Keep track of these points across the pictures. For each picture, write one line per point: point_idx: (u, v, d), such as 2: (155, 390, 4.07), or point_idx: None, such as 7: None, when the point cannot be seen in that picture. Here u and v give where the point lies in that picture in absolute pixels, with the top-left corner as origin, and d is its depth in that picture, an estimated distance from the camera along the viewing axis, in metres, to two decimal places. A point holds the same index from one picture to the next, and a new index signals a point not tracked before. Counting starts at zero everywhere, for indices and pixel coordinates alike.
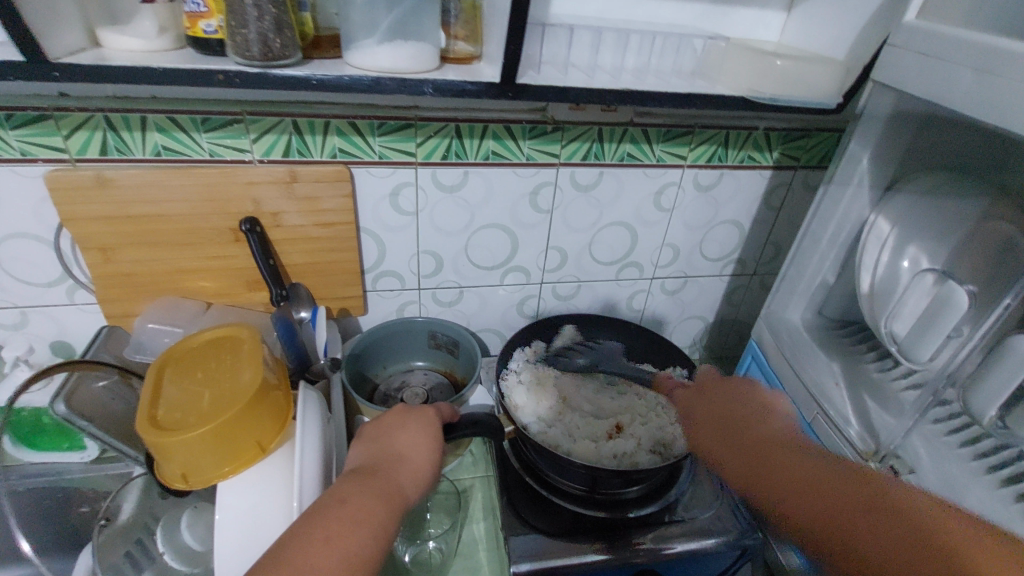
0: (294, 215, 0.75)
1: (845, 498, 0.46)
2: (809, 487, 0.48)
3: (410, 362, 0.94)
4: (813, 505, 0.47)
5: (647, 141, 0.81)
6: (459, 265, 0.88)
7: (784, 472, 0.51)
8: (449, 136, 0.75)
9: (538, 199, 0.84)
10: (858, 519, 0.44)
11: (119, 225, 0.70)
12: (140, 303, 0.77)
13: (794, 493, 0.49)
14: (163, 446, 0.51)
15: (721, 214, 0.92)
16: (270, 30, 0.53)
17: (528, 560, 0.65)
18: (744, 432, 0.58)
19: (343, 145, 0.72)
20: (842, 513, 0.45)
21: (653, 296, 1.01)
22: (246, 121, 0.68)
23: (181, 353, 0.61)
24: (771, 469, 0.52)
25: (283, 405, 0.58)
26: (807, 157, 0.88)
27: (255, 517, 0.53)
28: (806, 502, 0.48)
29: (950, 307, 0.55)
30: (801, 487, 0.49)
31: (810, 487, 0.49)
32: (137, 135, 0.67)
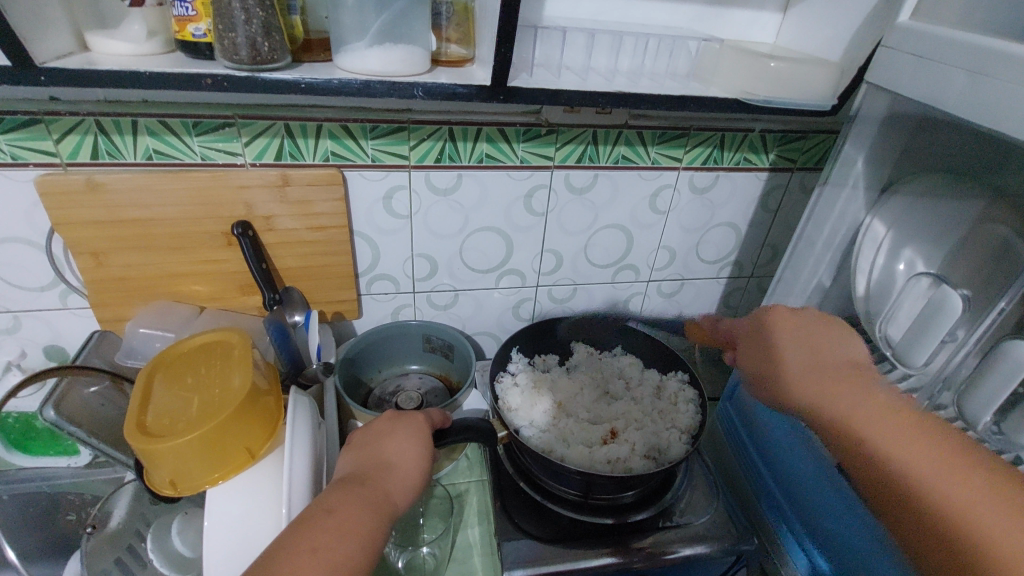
0: (287, 219, 0.75)
1: (927, 439, 0.48)
2: (895, 423, 0.50)
3: (404, 366, 0.93)
4: (884, 444, 0.50)
5: (641, 144, 0.81)
6: (455, 269, 0.88)
7: (859, 409, 0.52)
8: (442, 139, 0.74)
9: (532, 202, 0.83)
10: (939, 462, 0.46)
11: (111, 229, 0.70)
12: (133, 308, 0.77)
13: (873, 428, 0.51)
14: (151, 453, 0.51)
15: (717, 216, 0.91)
16: (259, 34, 0.52)
17: (522, 566, 0.64)
18: (795, 371, 0.59)
19: (335, 148, 0.72)
20: (917, 454, 0.48)
21: (650, 299, 1.00)
22: (237, 124, 0.68)
23: (173, 359, 0.61)
24: (845, 402, 0.54)
25: (274, 411, 0.58)
26: (803, 159, 0.87)
27: (243, 525, 0.52)
28: (890, 439, 0.49)
29: (945, 311, 0.55)
30: (884, 425, 0.50)
31: (891, 425, 0.50)
32: (129, 139, 0.66)
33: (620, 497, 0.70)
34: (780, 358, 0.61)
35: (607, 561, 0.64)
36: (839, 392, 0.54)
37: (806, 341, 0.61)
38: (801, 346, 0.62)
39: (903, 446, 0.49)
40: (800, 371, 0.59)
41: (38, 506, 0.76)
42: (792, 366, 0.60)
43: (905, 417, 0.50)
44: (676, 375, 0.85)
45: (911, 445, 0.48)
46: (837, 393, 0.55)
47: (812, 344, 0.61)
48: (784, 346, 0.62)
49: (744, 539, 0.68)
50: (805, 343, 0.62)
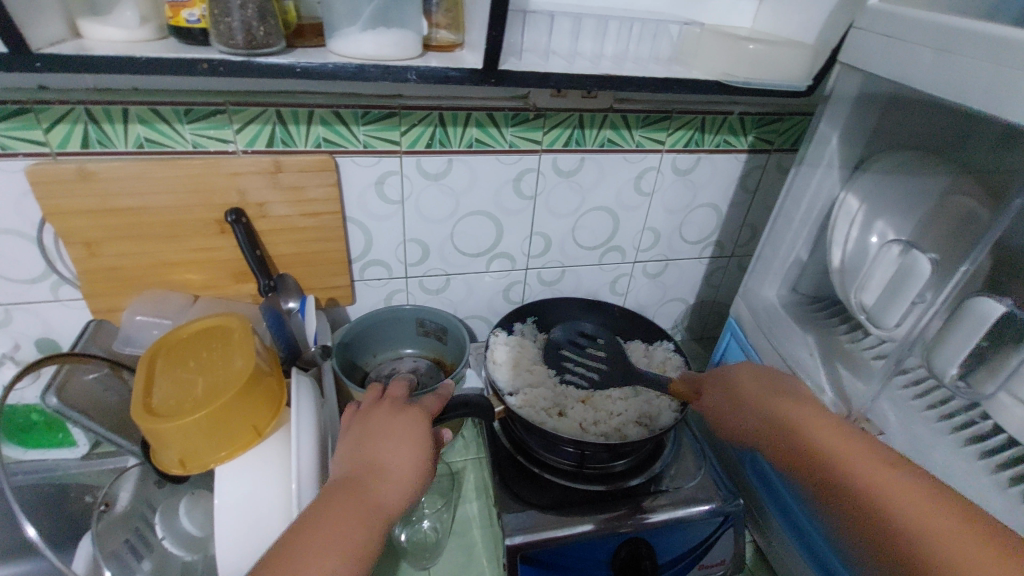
0: (279, 205, 0.75)
1: (953, 519, 0.47)
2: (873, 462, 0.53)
3: (399, 349, 0.94)
4: (914, 517, 0.48)
5: (626, 127, 0.83)
6: (446, 253, 0.89)
7: (804, 416, 0.59)
8: (433, 124, 0.76)
9: (521, 185, 0.85)
10: (974, 554, 0.44)
11: (104, 219, 0.70)
12: (126, 297, 0.77)
13: (903, 501, 0.49)
14: (160, 433, 0.51)
15: (700, 198, 0.94)
16: (254, 18, 0.54)
17: (522, 532, 0.65)
18: (728, 395, 0.68)
19: (327, 134, 0.73)
20: (950, 535, 0.46)
21: (636, 280, 1.03)
22: (229, 111, 0.68)
23: (172, 344, 0.61)
24: (812, 420, 0.59)
25: (278, 391, 0.59)
26: (780, 141, 0.91)
27: (253, 500, 0.53)
28: (921, 516, 0.48)
29: (914, 276, 0.57)
30: (932, 511, 0.48)
31: (912, 493, 0.49)
32: (119, 128, 0.66)
33: (609, 464, 0.74)
34: (733, 385, 0.68)
35: (601, 525, 0.67)
36: (852, 452, 0.54)
37: (756, 380, 0.66)
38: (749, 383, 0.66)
39: (926, 525, 0.47)
40: (729, 399, 0.67)
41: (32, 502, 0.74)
42: (775, 412, 0.61)
43: (933, 492, 0.49)
44: (662, 343, 0.87)
45: (872, 464, 0.53)
46: (782, 407, 0.61)
47: (759, 383, 0.66)
48: (751, 391, 0.65)
49: (727, 500, 0.71)
50: (821, 412, 0.59)
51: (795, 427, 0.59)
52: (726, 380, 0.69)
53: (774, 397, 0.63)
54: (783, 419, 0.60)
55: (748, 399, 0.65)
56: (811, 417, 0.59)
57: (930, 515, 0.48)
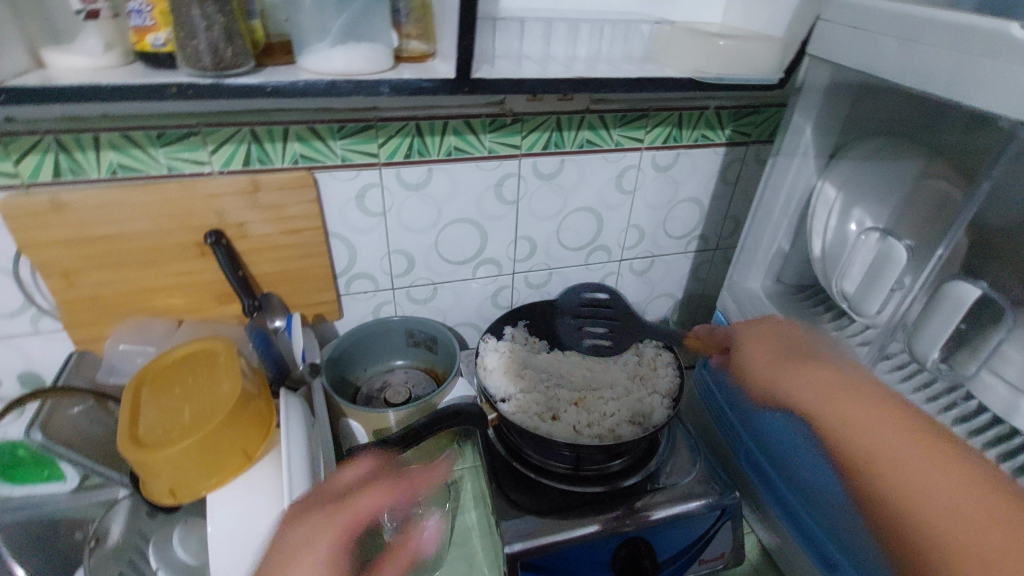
0: (260, 224, 0.75)
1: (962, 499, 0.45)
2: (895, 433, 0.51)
3: (389, 362, 0.92)
4: (926, 497, 0.46)
5: (604, 127, 0.83)
6: (432, 262, 0.89)
7: (820, 383, 0.58)
8: (410, 134, 0.76)
9: (503, 190, 0.85)
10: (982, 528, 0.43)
11: (80, 248, 0.69)
12: (108, 326, 0.75)
13: (917, 480, 0.47)
14: (149, 463, 0.51)
15: (681, 193, 0.95)
16: (221, 40, 0.54)
17: (521, 539, 0.65)
18: (749, 362, 0.66)
19: (303, 151, 0.73)
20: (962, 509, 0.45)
21: (623, 278, 1.04)
22: (202, 133, 0.68)
23: (157, 371, 0.60)
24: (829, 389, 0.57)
25: (267, 413, 0.58)
26: (756, 133, 0.92)
27: (247, 527, 0.52)
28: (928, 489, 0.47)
29: (892, 263, 0.59)
30: (950, 492, 0.46)
31: (934, 471, 0.47)
32: (91, 155, 0.66)
33: (603, 465, 0.73)
34: (752, 353, 0.66)
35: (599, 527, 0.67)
36: (874, 418, 0.52)
37: (777, 347, 0.65)
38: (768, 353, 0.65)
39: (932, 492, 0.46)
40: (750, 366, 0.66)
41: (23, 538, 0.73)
42: (791, 379, 0.60)
43: (959, 472, 0.47)
44: (650, 340, 0.86)
45: (892, 437, 0.50)
46: (798, 374, 0.60)
47: (777, 352, 0.65)
48: (769, 359, 0.64)
49: (725, 495, 0.71)
50: (842, 377, 0.57)
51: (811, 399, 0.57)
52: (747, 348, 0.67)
53: (795, 365, 0.61)
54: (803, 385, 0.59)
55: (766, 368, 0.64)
56: (832, 382, 0.57)
57: (946, 496, 0.46)
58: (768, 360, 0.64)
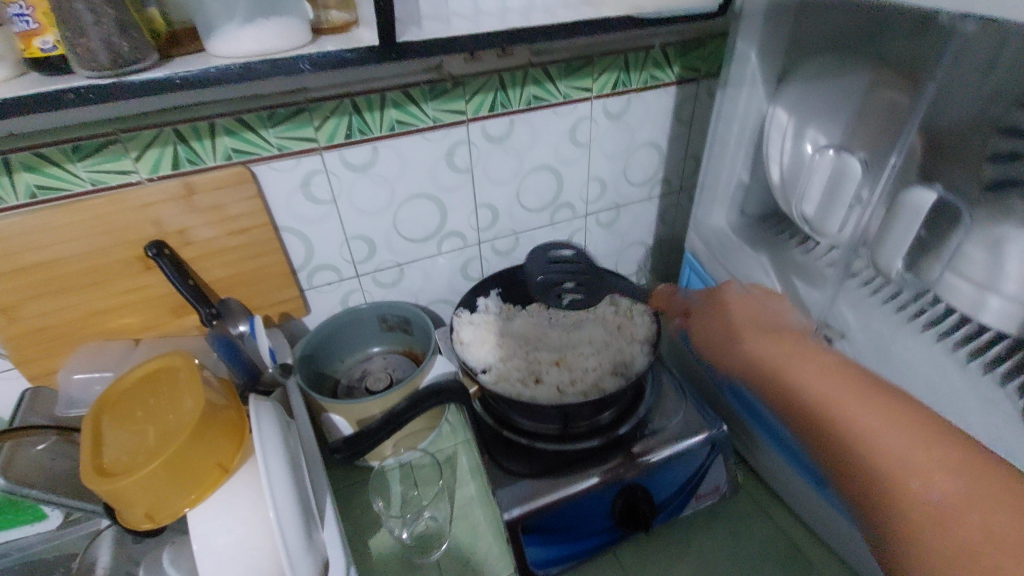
0: (203, 228, 0.71)
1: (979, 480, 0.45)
2: (873, 408, 0.52)
3: (366, 350, 0.90)
4: (910, 469, 0.47)
5: (549, 80, 0.80)
6: (393, 243, 0.86)
7: (803, 365, 0.58)
8: (347, 113, 0.72)
9: (455, 159, 0.82)
10: (1004, 507, 0.43)
11: (12, 281, 0.65)
12: (60, 357, 0.72)
13: (904, 455, 0.48)
14: (118, 492, 0.49)
15: (638, 138, 0.93)
16: (115, 34, 0.50)
17: (518, 505, 0.65)
18: (726, 325, 0.70)
19: (235, 145, 0.68)
20: (985, 495, 0.44)
21: (591, 232, 1.02)
22: (121, 140, 0.63)
23: (115, 397, 0.57)
24: (811, 367, 0.58)
25: (237, 421, 0.56)
26: (706, 67, 0.89)
27: (235, 539, 0.51)
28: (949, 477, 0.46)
29: (847, 177, 0.61)
30: (938, 463, 0.46)
31: (918, 444, 0.48)
32: (4, 179, 0.61)
33: (596, 419, 0.71)
34: (729, 317, 0.70)
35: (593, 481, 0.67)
36: (854, 398, 0.53)
37: (753, 316, 0.68)
38: (746, 320, 0.68)
39: (941, 480, 0.46)
40: (722, 330, 0.70)
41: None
42: (766, 349, 0.63)
43: (945, 445, 0.48)
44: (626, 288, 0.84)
45: (874, 415, 0.51)
46: (770, 346, 0.63)
47: (756, 320, 0.67)
48: (744, 323, 0.68)
49: (715, 427, 0.72)
50: (819, 354, 0.59)
51: (794, 376, 0.58)
52: (719, 315, 0.72)
53: (771, 338, 0.64)
54: (784, 360, 0.60)
55: (740, 332, 0.67)
56: (805, 359, 0.59)
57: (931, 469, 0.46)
58: (742, 325, 0.68)
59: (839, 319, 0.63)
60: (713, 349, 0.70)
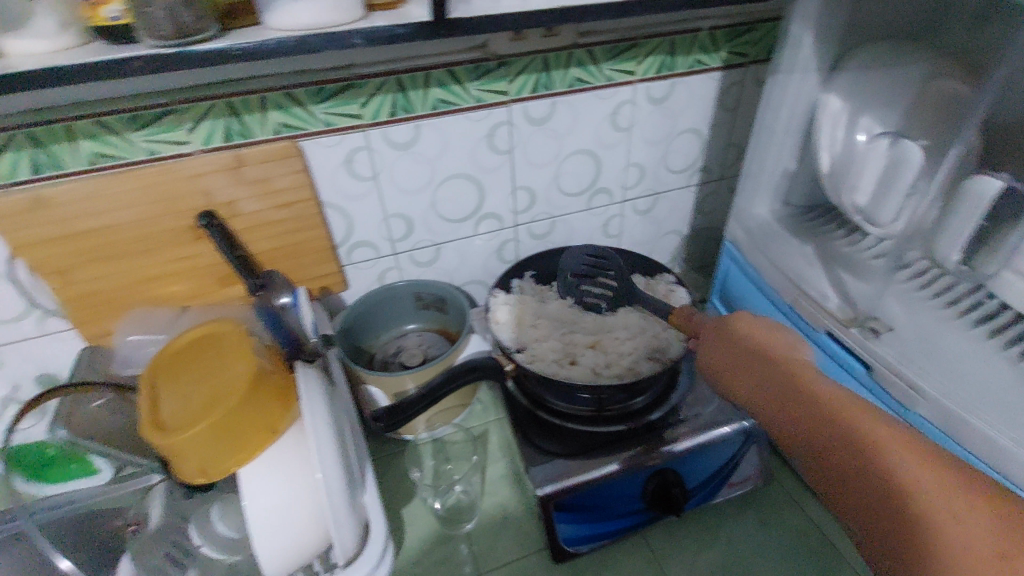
0: (251, 202, 0.73)
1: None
2: (880, 435, 0.42)
3: (401, 327, 0.91)
4: (933, 499, 0.38)
5: (594, 62, 0.80)
6: (431, 223, 0.87)
7: (834, 403, 0.45)
8: (391, 91, 0.72)
9: (495, 140, 0.82)
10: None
11: (74, 245, 0.68)
12: (116, 320, 0.75)
13: (919, 490, 0.39)
14: (174, 447, 0.51)
15: (680, 124, 0.91)
16: (178, 6, 0.51)
17: (552, 482, 0.66)
18: (741, 334, 0.54)
19: (284, 119, 0.70)
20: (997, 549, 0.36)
21: (628, 219, 1.01)
22: (177, 112, 0.65)
23: (169, 357, 0.60)
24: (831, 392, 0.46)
25: (284, 385, 0.58)
26: (753, 52, 0.87)
27: (281, 497, 0.53)
28: (973, 525, 0.37)
29: (906, 163, 0.58)
30: (949, 506, 0.38)
31: (930, 483, 0.39)
32: (68, 147, 0.63)
33: (630, 405, 0.70)
34: (736, 328, 0.55)
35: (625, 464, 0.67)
36: (859, 421, 0.43)
37: (754, 331, 0.54)
38: (739, 327, 0.55)
39: (953, 518, 0.38)
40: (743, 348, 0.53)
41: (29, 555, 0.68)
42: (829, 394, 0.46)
43: (958, 482, 0.39)
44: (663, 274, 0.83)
45: (890, 446, 0.41)
46: (769, 362, 0.50)
47: (760, 331, 0.54)
48: (749, 332, 0.54)
49: (749, 419, 0.71)
50: (806, 374, 0.48)
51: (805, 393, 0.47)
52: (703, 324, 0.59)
53: (769, 339, 0.53)
54: (792, 385, 0.48)
55: (747, 347, 0.53)
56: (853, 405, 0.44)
57: (948, 509, 0.38)
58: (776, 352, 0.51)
59: (886, 313, 0.62)
60: (710, 365, 0.56)
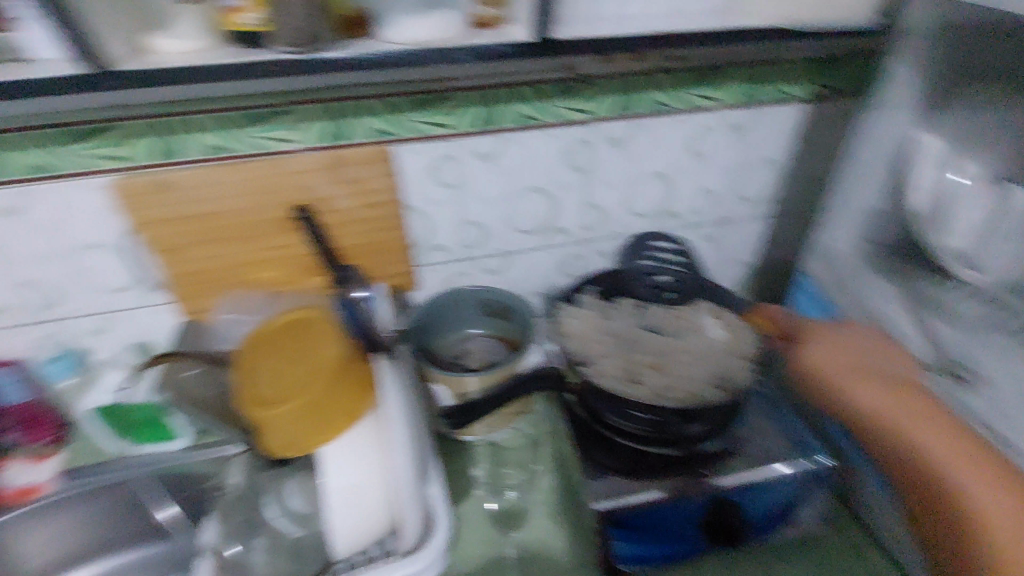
0: (343, 199, 0.78)
1: None
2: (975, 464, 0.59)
3: (465, 331, 0.92)
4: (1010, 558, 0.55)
5: (678, 88, 0.81)
6: (503, 232, 0.90)
7: (920, 420, 0.64)
8: (481, 104, 0.76)
9: (574, 157, 0.84)
10: None
11: (186, 226, 0.74)
12: (211, 298, 0.81)
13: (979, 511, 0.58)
14: (263, 420, 0.55)
15: (759, 154, 0.91)
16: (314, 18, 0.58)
17: (609, 499, 0.69)
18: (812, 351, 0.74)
19: (379, 125, 0.74)
20: None
21: (696, 246, 1.01)
22: (286, 112, 0.70)
23: (260, 335, 0.63)
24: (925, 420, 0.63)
25: (364, 375, 0.60)
26: (842, 87, 0.87)
27: (356, 481, 0.57)
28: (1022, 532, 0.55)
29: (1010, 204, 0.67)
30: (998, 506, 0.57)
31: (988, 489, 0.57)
32: (189, 138, 0.69)
33: (686, 430, 0.68)
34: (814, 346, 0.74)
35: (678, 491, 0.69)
36: (970, 463, 0.59)
37: (848, 354, 0.71)
38: (842, 354, 0.72)
39: None
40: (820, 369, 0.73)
41: (116, 502, 0.80)
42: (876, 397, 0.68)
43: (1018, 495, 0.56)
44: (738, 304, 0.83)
45: (971, 468, 0.59)
46: (899, 399, 0.66)
47: (849, 354, 0.72)
48: (825, 352, 0.73)
49: (810, 458, 0.71)
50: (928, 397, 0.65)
51: (900, 416, 0.65)
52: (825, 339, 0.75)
53: (871, 362, 0.70)
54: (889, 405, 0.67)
55: (824, 361, 0.73)
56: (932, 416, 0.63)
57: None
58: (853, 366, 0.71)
59: None
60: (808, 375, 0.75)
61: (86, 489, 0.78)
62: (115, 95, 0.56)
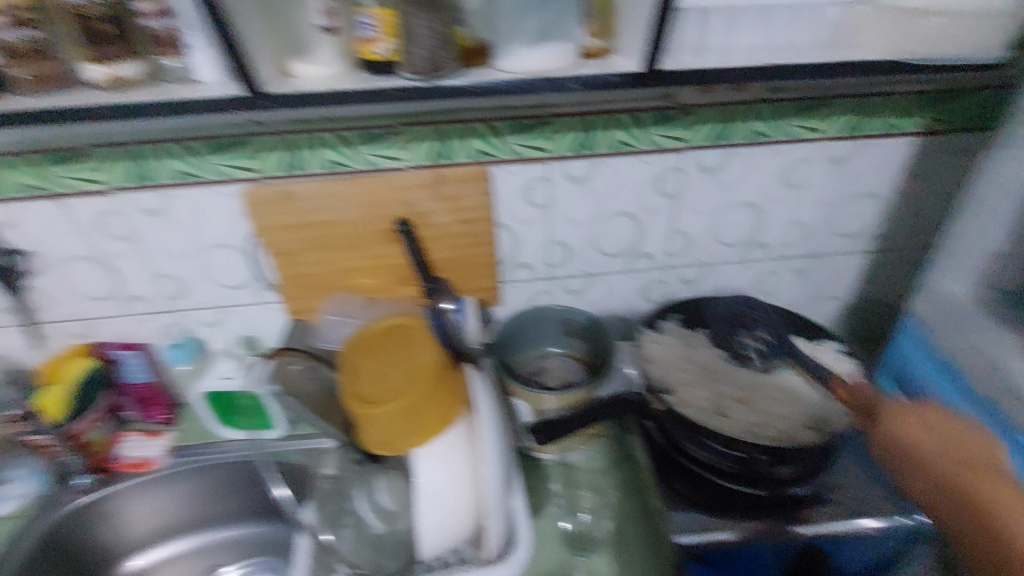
0: (440, 214, 0.83)
1: None
2: None
3: (544, 349, 0.94)
4: None
5: (778, 118, 0.80)
6: (588, 254, 0.91)
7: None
8: (578, 129, 0.78)
9: (665, 184, 0.85)
10: None
11: (301, 233, 0.81)
12: (315, 300, 0.87)
13: None
14: (367, 418, 0.58)
15: (860, 187, 0.88)
16: (437, 48, 0.63)
17: (690, 533, 0.66)
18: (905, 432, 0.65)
19: (482, 146, 0.78)
20: None
21: (786, 278, 0.98)
22: (400, 132, 0.76)
23: (362, 337, 0.68)
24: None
25: (456, 383, 0.63)
26: (957, 120, 0.82)
27: (448, 484, 0.60)
28: None
29: None
30: None
31: None
32: (313, 153, 0.76)
33: (775, 470, 0.66)
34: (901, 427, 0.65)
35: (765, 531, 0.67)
36: None
37: (943, 437, 0.63)
38: (938, 439, 0.63)
39: None
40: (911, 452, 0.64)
41: (221, 479, 0.90)
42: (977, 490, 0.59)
43: None
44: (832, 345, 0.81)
45: None
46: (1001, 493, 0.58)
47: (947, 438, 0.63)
48: (919, 434, 0.64)
49: (913, 515, 0.67)
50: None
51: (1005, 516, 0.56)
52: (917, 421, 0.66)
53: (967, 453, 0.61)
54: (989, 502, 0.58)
55: (915, 446, 0.63)
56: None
57: None
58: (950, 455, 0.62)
59: None
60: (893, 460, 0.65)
61: (199, 464, 0.87)
62: (262, 115, 0.64)
